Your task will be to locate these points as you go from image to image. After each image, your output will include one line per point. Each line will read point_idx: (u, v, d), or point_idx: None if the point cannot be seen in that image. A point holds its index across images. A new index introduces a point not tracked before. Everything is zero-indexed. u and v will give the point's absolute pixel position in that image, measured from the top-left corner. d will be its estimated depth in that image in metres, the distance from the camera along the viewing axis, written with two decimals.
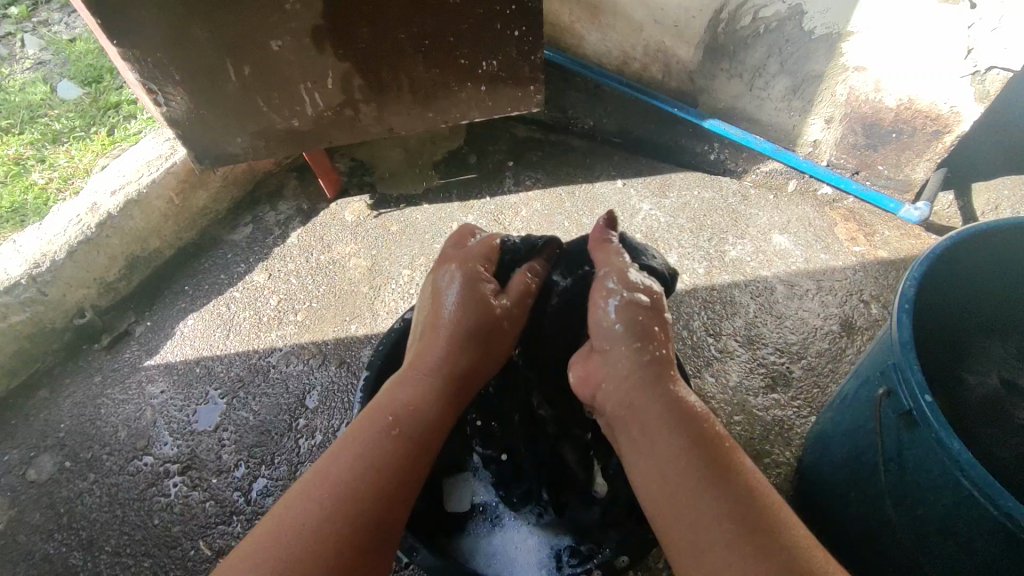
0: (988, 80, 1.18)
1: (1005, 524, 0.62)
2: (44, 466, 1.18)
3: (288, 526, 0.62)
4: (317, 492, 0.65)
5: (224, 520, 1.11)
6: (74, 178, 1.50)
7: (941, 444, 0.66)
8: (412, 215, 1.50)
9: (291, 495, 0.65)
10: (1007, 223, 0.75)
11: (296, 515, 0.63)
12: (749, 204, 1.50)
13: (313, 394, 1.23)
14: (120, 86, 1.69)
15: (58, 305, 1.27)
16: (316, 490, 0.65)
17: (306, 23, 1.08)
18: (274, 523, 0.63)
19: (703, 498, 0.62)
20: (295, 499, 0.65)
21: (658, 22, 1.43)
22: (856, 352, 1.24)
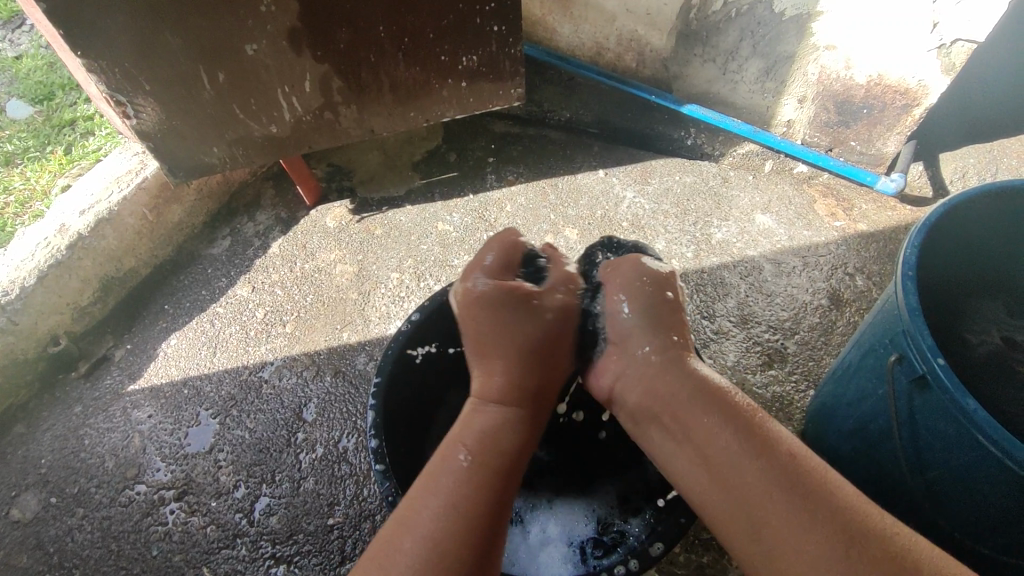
0: (954, 53, 1.23)
1: (1018, 470, 0.66)
2: (28, 505, 1.12)
3: (398, 546, 0.62)
4: (429, 501, 0.66)
5: (227, 543, 1.07)
6: (33, 201, 1.43)
7: (956, 404, 0.69)
8: (396, 217, 1.48)
9: (392, 523, 0.65)
10: (984, 189, 0.81)
11: (399, 547, 0.62)
12: (730, 185, 1.52)
13: (311, 406, 1.20)
14: (75, 102, 1.61)
15: (30, 334, 1.20)
16: (421, 508, 0.65)
17: (281, 25, 1.04)
18: (376, 554, 0.62)
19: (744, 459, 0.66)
20: (412, 508, 0.66)
21: (630, 11, 1.39)
22: (846, 324, 1.27)
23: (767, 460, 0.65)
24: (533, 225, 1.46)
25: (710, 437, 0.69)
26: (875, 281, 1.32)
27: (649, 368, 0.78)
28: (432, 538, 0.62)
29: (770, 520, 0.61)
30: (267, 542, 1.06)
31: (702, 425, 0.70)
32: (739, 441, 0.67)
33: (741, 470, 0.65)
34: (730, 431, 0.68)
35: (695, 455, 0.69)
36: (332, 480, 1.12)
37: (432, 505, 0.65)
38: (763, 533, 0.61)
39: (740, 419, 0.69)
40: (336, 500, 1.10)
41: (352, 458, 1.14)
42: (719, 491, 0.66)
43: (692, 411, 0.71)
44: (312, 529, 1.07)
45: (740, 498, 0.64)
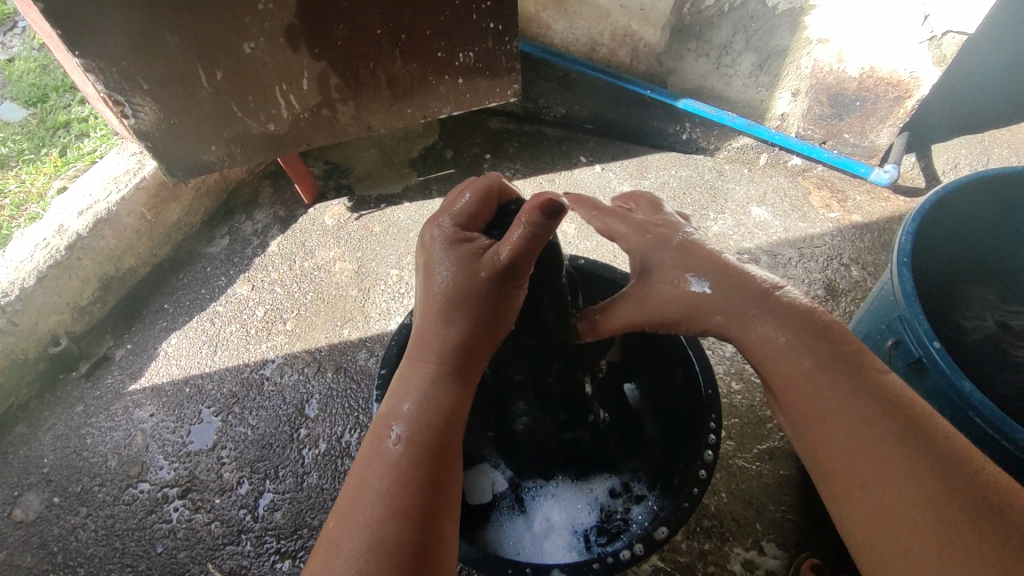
0: (945, 45, 1.24)
1: (1014, 452, 0.66)
2: (30, 505, 1.12)
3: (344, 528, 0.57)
4: (375, 473, 0.60)
5: (232, 539, 1.07)
6: (29, 203, 1.42)
7: (953, 386, 0.70)
8: (394, 214, 1.48)
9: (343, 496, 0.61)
10: (974, 178, 0.84)
11: (353, 524, 0.57)
12: (726, 179, 1.53)
13: (313, 403, 1.21)
14: (69, 103, 1.60)
15: (30, 334, 1.20)
16: (368, 481, 0.60)
17: (279, 23, 1.05)
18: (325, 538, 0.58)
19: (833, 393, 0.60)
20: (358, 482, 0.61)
21: (624, 7, 1.40)
22: (842, 313, 1.28)
23: (881, 421, 0.57)
24: None
25: (814, 390, 0.61)
26: (870, 271, 1.34)
27: (734, 295, 0.68)
28: (390, 506, 0.57)
29: (878, 488, 0.55)
30: (271, 537, 1.07)
31: (799, 369, 0.63)
32: (837, 381, 0.60)
33: (841, 408, 0.59)
34: (825, 372, 0.61)
35: (800, 412, 0.63)
36: (335, 475, 1.12)
37: (378, 481, 0.60)
38: (874, 504, 0.55)
39: (848, 366, 0.61)
40: (340, 495, 1.10)
41: (354, 453, 1.15)
42: (825, 452, 0.60)
43: (787, 359, 0.64)
44: (316, 524, 1.08)
45: (851, 460, 0.57)
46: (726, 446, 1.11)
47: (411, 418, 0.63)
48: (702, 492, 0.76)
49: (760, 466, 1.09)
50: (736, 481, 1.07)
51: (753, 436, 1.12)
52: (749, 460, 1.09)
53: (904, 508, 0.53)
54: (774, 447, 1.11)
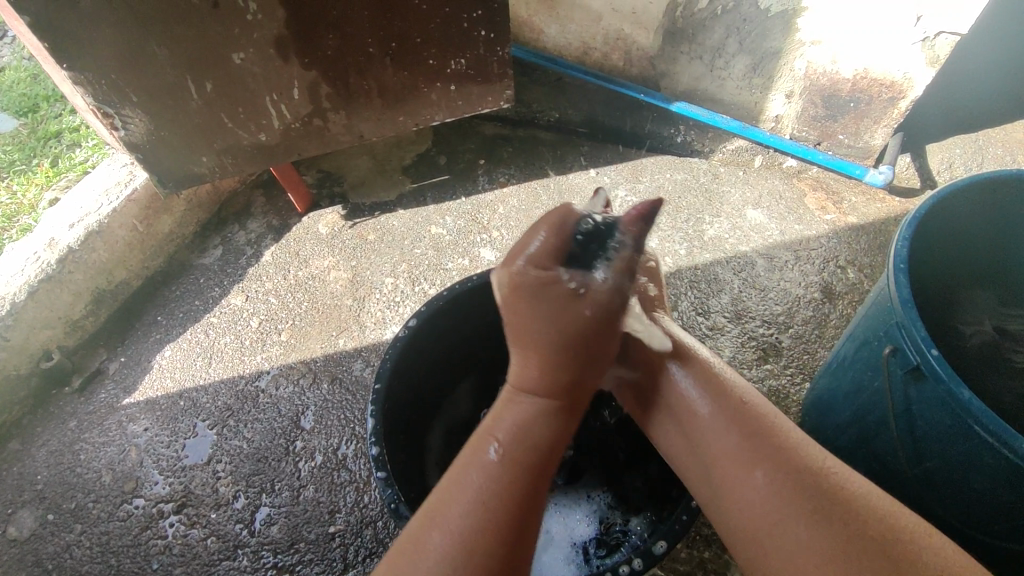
0: (938, 45, 1.24)
1: (1013, 459, 0.66)
2: (24, 522, 1.10)
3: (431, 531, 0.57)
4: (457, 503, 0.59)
5: (228, 555, 1.06)
6: (19, 215, 1.41)
7: (952, 394, 0.70)
8: (389, 222, 1.47)
9: (433, 498, 0.60)
10: (970, 181, 0.83)
11: (436, 526, 0.57)
12: (721, 181, 1.53)
13: (308, 414, 1.20)
14: (59, 113, 1.59)
15: (22, 349, 1.19)
16: (466, 489, 0.59)
17: (268, 33, 1.04)
18: (407, 538, 0.57)
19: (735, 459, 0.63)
20: (442, 505, 0.59)
21: (617, 11, 1.39)
22: (839, 316, 1.28)
23: (764, 463, 0.61)
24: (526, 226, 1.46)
25: (703, 430, 0.68)
26: (867, 273, 1.33)
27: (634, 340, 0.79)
28: (482, 511, 0.57)
29: (768, 522, 0.58)
30: (268, 552, 1.06)
31: (695, 415, 0.70)
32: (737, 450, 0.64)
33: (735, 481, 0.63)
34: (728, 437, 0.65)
35: (689, 446, 0.70)
36: (332, 487, 1.11)
37: (473, 490, 0.59)
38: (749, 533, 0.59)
39: (737, 416, 0.66)
40: (337, 507, 1.10)
41: (351, 465, 1.14)
42: (713, 488, 0.65)
43: (680, 401, 0.72)
44: (313, 538, 1.07)
45: (733, 495, 0.62)
46: None
47: (510, 438, 0.63)
48: (701, 504, 0.75)
49: None
50: None
51: None
52: None
53: (788, 534, 0.56)
54: None
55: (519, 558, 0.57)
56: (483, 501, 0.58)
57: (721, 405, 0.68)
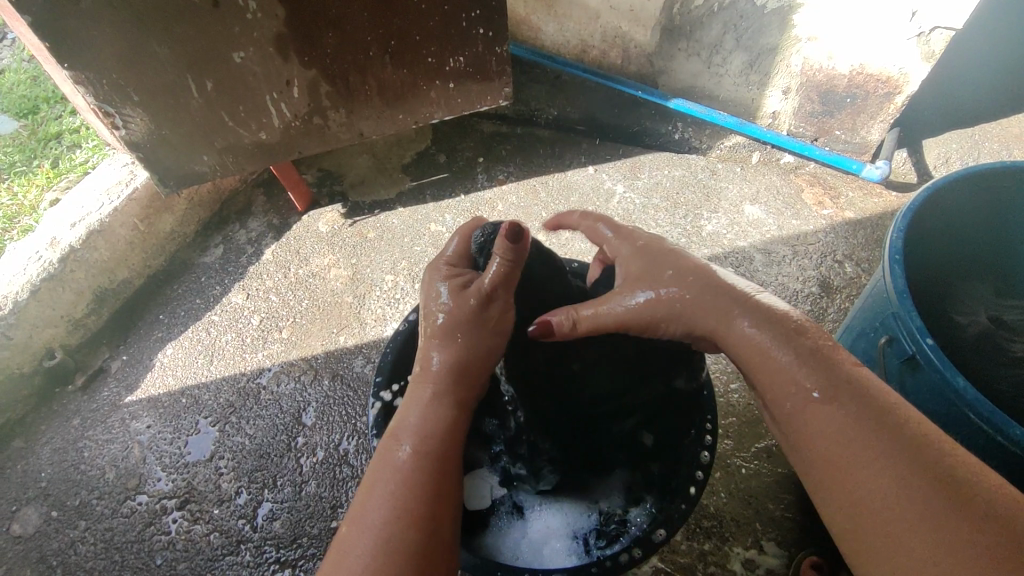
0: (933, 40, 1.25)
1: (1009, 446, 0.67)
2: (28, 519, 1.11)
3: (360, 529, 0.61)
4: (371, 505, 0.63)
5: (232, 550, 1.07)
6: (21, 215, 1.41)
7: (947, 382, 0.70)
8: (389, 220, 1.48)
9: (360, 494, 0.66)
10: (963, 172, 0.84)
11: (367, 524, 0.62)
12: (718, 178, 1.53)
13: (310, 411, 1.20)
14: (60, 115, 1.60)
15: (24, 348, 1.20)
16: (379, 485, 0.65)
17: (268, 32, 1.05)
18: (341, 538, 0.62)
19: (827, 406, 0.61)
20: (362, 504, 0.64)
21: (614, 8, 1.40)
22: (837, 310, 1.29)
23: (869, 424, 0.58)
24: (525, 223, 1.47)
25: (798, 402, 0.64)
26: (864, 268, 1.34)
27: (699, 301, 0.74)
28: (398, 509, 0.63)
29: (871, 477, 0.56)
30: (271, 547, 1.06)
31: (785, 372, 0.65)
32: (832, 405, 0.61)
33: (822, 422, 0.61)
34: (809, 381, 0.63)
35: (787, 404, 0.65)
36: (334, 482, 1.12)
37: (389, 485, 0.65)
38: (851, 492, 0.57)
39: (835, 377, 0.62)
40: (339, 502, 1.10)
41: (353, 461, 1.14)
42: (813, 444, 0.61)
43: (768, 357, 0.67)
44: (316, 533, 1.07)
45: (830, 451, 0.60)
46: (724, 446, 1.11)
47: (413, 434, 0.70)
48: None
49: (758, 466, 1.09)
50: (734, 480, 1.07)
51: (751, 435, 1.12)
52: (747, 459, 1.09)
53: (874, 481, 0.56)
54: (772, 446, 1.11)
55: (435, 534, 0.63)
56: (394, 496, 0.64)
57: (818, 363, 0.64)
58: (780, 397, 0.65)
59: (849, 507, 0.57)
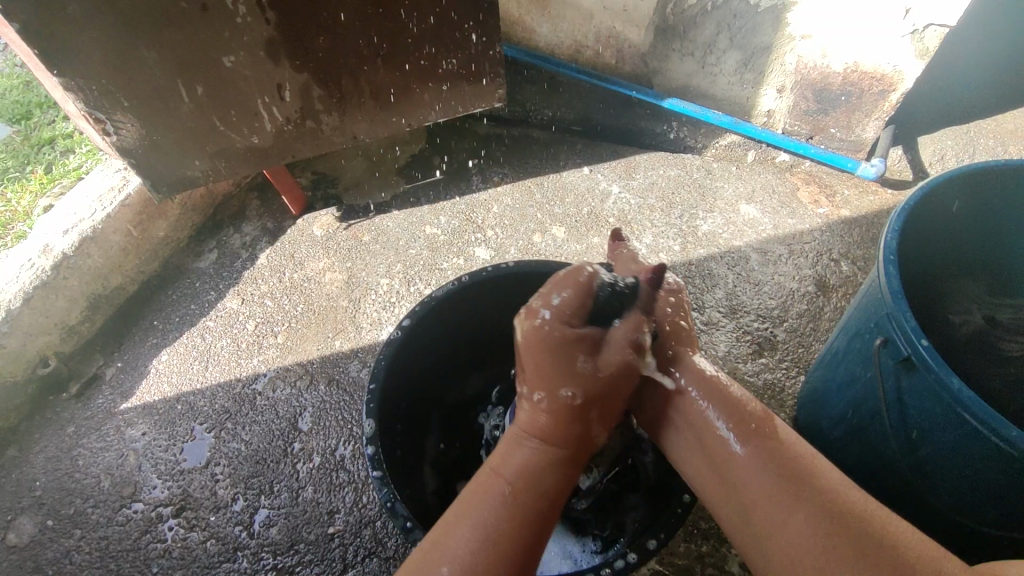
0: (927, 37, 1.24)
1: (1006, 448, 0.67)
2: (23, 529, 1.10)
3: (437, 560, 0.58)
4: (455, 534, 0.60)
5: (228, 557, 1.06)
6: (14, 222, 1.40)
7: (943, 384, 0.70)
8: (383, 223, 1.48)
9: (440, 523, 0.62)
10: (951, 173, 0.84)
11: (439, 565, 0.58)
12: (714, 177, 1.53)
13: (306, 416, 1.20)
14: (53, 120, 1.59)
15: (18, 356, 1.20)
16: (465, 520, 0.61)
17: (258, 36, 1.05)
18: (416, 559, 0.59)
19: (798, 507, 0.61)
20: (445, 530, 0.61)
21: (607, 8, 1.40)
22: (833, 309, 1.28)
23: (783, 478, 0.64)
24: (520, 224, 1.46)
25: (749, 475, 0.66)
26: (860, 266, 1.34)
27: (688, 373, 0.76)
28: (487, 542, 0.59)
29: (785, 527, 0.61)
30: (267, 553, 1.06)
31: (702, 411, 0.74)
32: (778, 489, 0.64)
33: (748, 478, 0.66)
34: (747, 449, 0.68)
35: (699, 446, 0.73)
36: (331, 487, 1.12)
37: (483, 518, 0.61)
38: (758, 528, 0.64)
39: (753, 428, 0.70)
40: (336, 508, 1.10)
41: (349, 466, 1.14)
42: (720, 484, 0.70)
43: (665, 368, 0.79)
44: (313, 539, 1.07)
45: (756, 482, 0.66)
46: None
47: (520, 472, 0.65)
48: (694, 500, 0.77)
49: None
50: None
51: None
52: None
53: (781, 530, 0.61)
54: None
55: None
56: (485, 531, 0.60)
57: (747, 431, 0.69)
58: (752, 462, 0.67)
59: (741, 520, 0.66)
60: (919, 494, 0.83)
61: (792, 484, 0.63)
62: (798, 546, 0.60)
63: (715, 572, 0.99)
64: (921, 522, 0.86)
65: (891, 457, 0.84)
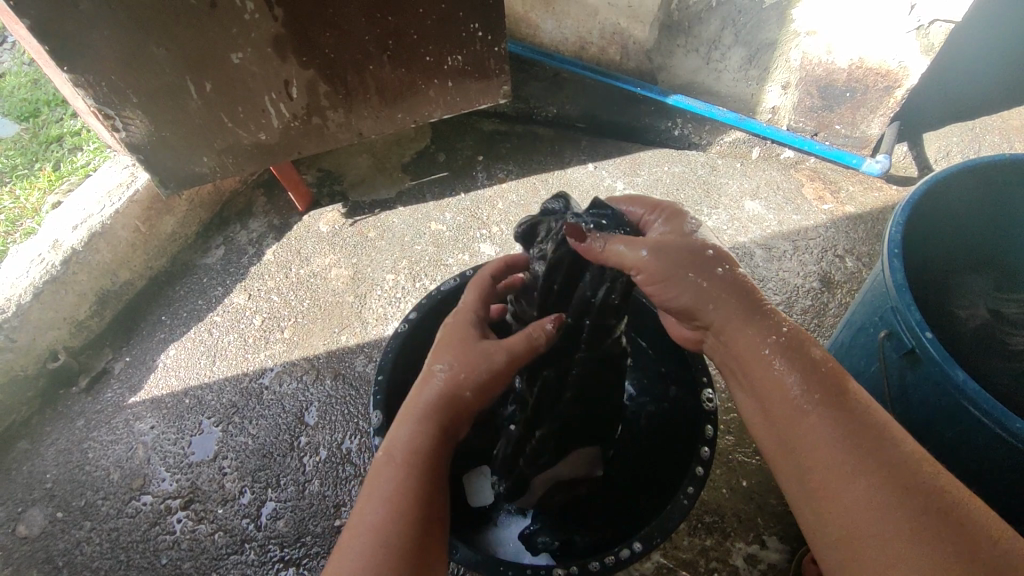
0: (932, 34, 1.24)
1: (1009, 440, 0.67)
2: (34, 520, 1.12)
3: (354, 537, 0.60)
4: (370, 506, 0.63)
5: (236, 549, 1.07)
6: (23, 219, 1.41)
7: (946, 375, 0.70)
8: (389, 219, 1.48)
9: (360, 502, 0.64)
10: (959, 167, 0.84)
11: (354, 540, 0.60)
12: (719, 173, 1.53)
13: (312, 410, 1.21)
14: (61, 117, 1.60)
15: (28, 350, 1.21)
16: (376, 492, 0.64)
17: (266, 32, 1.05)
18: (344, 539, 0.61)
19: (860, 479, 0.54)
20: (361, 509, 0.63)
21: (612, 5, 1.40)
22: (838, 305, 1.29)
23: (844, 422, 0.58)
24: None
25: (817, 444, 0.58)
26: (865, 262, 1.34)
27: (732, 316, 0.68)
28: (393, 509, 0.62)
29: (853, 500, 0.54)
30: (275, 545, 1.07)
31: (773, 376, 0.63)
32: (842, 452, 0.56)
33: (818, 435, 0.58)
34: (831, 427, 0.58)
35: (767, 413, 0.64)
36: (337, 481, 1.13)
37: (386, 487, 0.64)
38: (818, 493, 0.56)
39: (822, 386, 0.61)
40: (342, 501, 1.11)
41: (355, 459, 1.15)
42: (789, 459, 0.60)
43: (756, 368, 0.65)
44: (319, 531, 1.08)
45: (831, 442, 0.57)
46: (725, 442, 1.12)
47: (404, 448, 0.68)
48: (698, 489, 0.78)
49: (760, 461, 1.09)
50: (736, 475, 1.08)
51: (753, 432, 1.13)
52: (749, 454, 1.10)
53: (847, 492, 0.54)
54: None
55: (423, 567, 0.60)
56: (390, 501, 0.63)
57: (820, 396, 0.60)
58: (839, 423, 0.58)
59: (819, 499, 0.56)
60: None
61: (858, 439, 0.56)
62: (865, 513, 0.53)
63: (720, 566, 1.00)
64: None
65: None
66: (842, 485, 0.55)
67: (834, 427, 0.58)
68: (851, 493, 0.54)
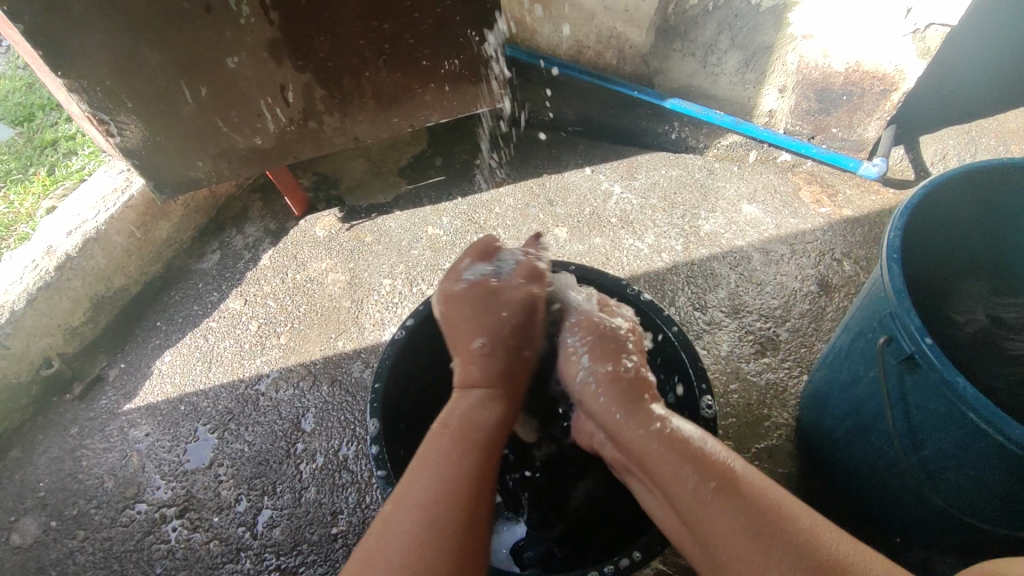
0: (928, 37, 1.24)
1: (1011, 446, 0.67)
2: (27, 529, 1.11)
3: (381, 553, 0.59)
4: (404, 517, 0.61)
5: (232, 558, 1.06)
6: (17, 224, 1.40)
7: (946, 381, 0.70)
8: (386, 224, 1.48)
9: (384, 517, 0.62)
10: (955, 172, 0.84)
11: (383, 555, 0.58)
12: (716, 177, 1.53)
13: (309, 416, 1.20)
14: (55, 122, 1.60)
15: (22, 357, 1.20)
16: (410, 497, 0.63)
17: (261, 37, 1.05)
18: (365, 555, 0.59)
19: (712, 506, 0.61)
20: (387, 522, 0.62)
21: (609, 8, 1.41)
22: (836, 309, 1.28)
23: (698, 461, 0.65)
24: (522, 225, 1.46)
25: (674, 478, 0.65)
26: (863, 266, 1.34)
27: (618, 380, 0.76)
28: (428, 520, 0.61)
29: (715, 524, 0.60)
30: (271, 554, 1.06)
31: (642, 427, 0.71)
32: (691, 480, 0.64)
33: (674, 471, 0.65)
34: (684, 465, 0.65)
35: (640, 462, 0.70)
36: (333, 488, 1.12)
37: (417, 495, 0.63)
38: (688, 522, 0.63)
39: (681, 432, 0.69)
40: (339, 508, 1.10)
41: (352, 466, 1.14)
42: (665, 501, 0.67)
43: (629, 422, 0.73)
44: (316, 539, 1.07)
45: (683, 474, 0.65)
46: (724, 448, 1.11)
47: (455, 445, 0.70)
48: None
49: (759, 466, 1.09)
50: None
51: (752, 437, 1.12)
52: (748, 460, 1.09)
53: (705, 515, 0.61)
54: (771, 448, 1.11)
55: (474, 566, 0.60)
56: (424, 513, 0.61)
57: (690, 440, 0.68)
58: (694, 460, 0.65)
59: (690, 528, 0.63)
60: (923, 494, 0.83)
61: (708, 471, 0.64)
62: (723, 536, 0.59)
63: None
64: (927, 521, 0.86)
65: (895, 456, 0.84)
66: (698, 510, 0.62)
67: (686, 461, 0.65)
68: (708, 517, 0.61)
